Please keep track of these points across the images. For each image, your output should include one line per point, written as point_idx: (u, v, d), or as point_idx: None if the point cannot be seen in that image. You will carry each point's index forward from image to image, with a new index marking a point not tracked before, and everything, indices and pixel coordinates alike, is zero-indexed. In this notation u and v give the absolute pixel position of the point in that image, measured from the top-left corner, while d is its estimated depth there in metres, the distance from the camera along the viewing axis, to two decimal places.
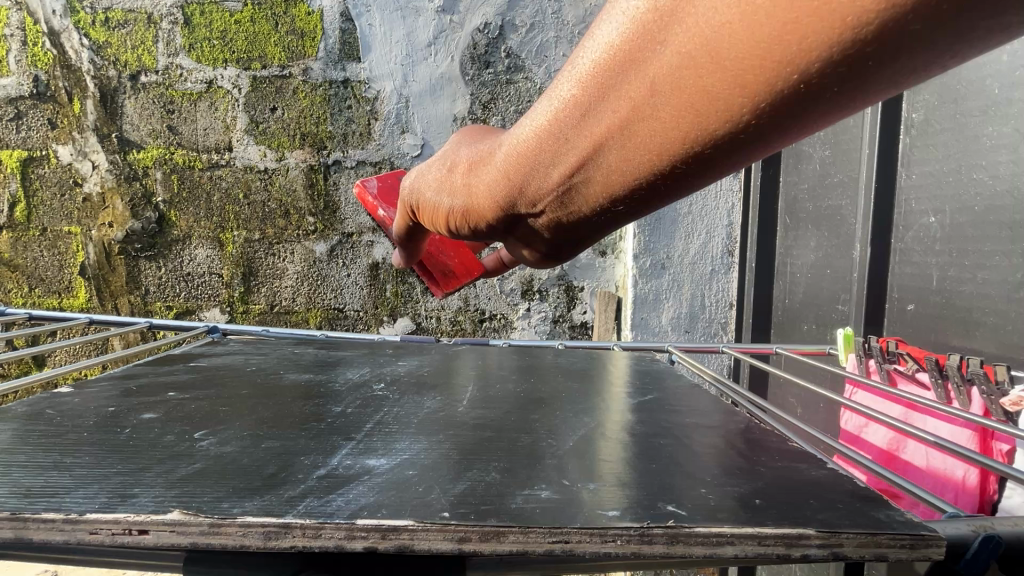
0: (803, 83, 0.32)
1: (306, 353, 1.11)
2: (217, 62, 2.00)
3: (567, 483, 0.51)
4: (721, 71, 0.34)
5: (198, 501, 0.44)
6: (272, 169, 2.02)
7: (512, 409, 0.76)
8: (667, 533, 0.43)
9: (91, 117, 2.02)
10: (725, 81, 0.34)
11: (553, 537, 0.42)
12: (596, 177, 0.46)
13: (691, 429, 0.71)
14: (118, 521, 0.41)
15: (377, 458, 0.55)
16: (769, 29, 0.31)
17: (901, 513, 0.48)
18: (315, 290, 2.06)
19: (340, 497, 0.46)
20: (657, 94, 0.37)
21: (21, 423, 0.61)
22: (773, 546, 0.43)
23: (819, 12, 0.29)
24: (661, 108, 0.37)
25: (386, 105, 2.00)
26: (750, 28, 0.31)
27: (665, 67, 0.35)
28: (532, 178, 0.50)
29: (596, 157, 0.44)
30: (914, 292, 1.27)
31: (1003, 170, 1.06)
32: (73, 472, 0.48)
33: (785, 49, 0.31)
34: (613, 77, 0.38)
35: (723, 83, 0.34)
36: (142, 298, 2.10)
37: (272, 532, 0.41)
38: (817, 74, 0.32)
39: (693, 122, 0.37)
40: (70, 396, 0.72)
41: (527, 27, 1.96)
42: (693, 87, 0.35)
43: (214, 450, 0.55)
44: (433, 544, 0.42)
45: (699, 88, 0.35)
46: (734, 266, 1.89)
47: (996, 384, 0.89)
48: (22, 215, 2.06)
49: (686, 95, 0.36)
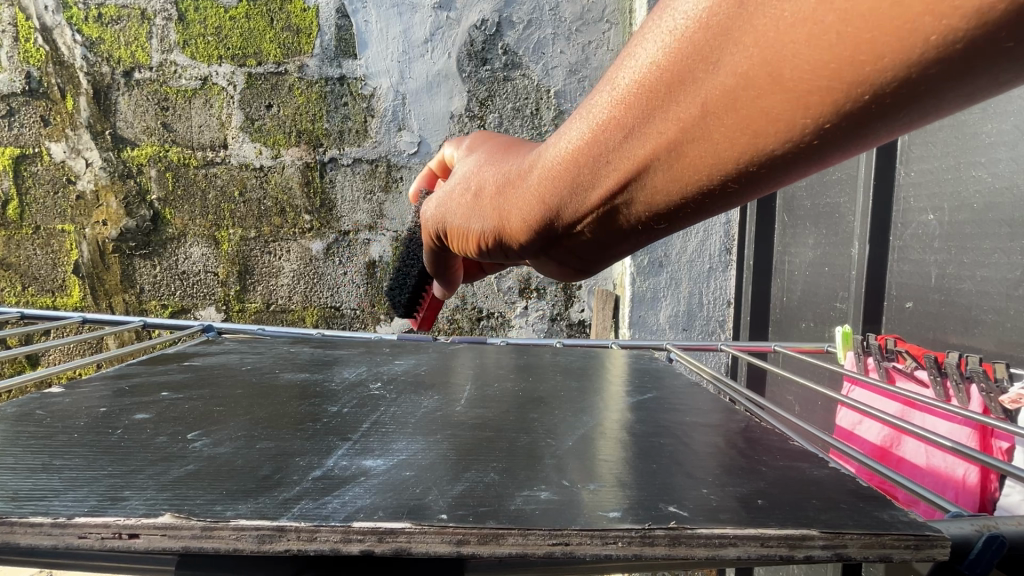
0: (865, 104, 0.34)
1: (302, 352, 1.10)
2: (212, 58, 1.99)
3: (566, 484, 0.50)
4: (767, 92, 0.37)
5: (191, 503, 0.43)
6: (268, 166, 2.01)
7: (510, 408, 0.75)
8: (669, 534, 0.42)
9: (85, 114, 2.00)
10: (782, 103, 0.37)
11: (553, 539, 0.42)
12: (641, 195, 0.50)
13: (690, 428, 0.70)
14: (108, 525, 0.40)
15: (374, 458, 0.54)
16: (831, 53, 0.33)
17: (905, 513, 0.47)
18: (311, 288, 2.05)
19: (336, 499, 0.45)
20: (690, 109, 0.41)
21: (11, 424, 0.60)
22: (775, 547, 0.43)
23: (891, 36, 0.31)
24: (712, 128, 0.41)
25: (383, 103, 1.98)
26: (812, 51, 0.34)
27: (720, 85, 0.38)
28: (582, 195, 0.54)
29: (639, 178, 0.48)
30: (913, 290, 1.26)
31: (1003, 167, 1.05)
32: (63, 474, 0.47)
33: (848, 76, 0.33)
34: (657, 100, 0.42)
35: (780, 104, 0.37)
36: (136, 296, 2.08)
37: (266, 536, 0.40)
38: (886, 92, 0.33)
39: (741, 144, 0.40)
40: (61, 397, 0.71)
41: (524, 24, 1.95)
42: (737, 118, 0.39)
43: (208, 451, 0.54)
44: (431, 546, 0.41)
45: (726, 110, 0.39)
46: (732, 263, 1.86)
47: (996, 382, 0.89)
48: (14, 213, 2.04)
49: (740, 116, 0.39)
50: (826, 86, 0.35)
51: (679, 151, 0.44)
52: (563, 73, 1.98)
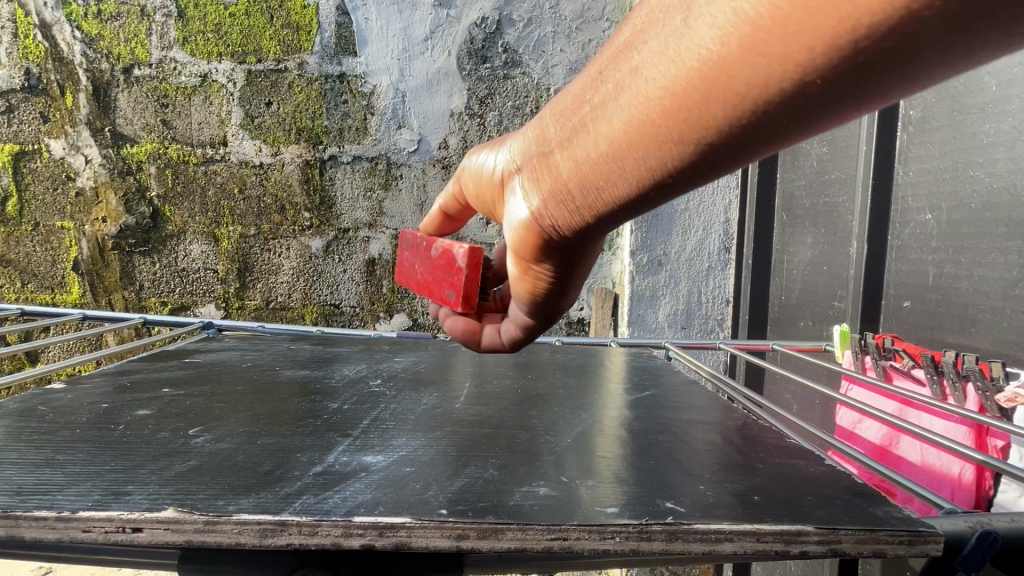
0: (851, 43, 0.33)
1: (303, 350, 1.10)
2: (212, 55, 1.99)
3: (565, 480, 0.51)
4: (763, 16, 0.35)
5: (193, 498, 0.43)
6: (267, 164, 2.01)
7: (510, 405, 0.76)
8: (666, 529, 0.43)
9: (84, 111, 2.00)
10: (767, 30, 0.35)
11: (552, 534, 0.42)
12: (611, 137, 0.47)
13: (687, 425, 0.71)
14: (112, 519, 0.40)
15: (375, 454, 0.55)
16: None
17: (899, 508, 0.48)
18: (310, 286, 2.05)
19: (336, 494, 0.45)
20: (684, 43, 0.39)
21: (13, 419, 0.60)
22: (771, 542, 0.43)
23: None
24: (696, 55, 0.39)
25: (383, 100, 1.98)
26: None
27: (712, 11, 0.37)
28: (565, 138, 0.52)
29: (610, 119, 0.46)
30: (911, 289, 1.27)
31: (1000, 167, 1.06)
32: (66, 470, 0.48)
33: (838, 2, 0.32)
34: (661, 26, 0.41)
35: (765, 31, 0.35)
36: (136, 293, 2.08)
37: (268, 530, 0.41)
38: (877, 31, 0.31)
39: (729, 78, 0.38)
40: (63, 393, 0.71)
41: (524, 22, 1.95)
42: (716, 63, 0.38)
43: (210, 447, 0.55)
44: (431, 541, 0.41)
45: (710, 44, 0.38)
46: (730, 262, 1.88)
47: (992, 380, 0.89)
48: (14, 210, 2.04)
49: (729, 46, 0.37)
50: (814, 20, 0.33)
51: (670, 92, 0.41)
52: (563, 71, 1.98)
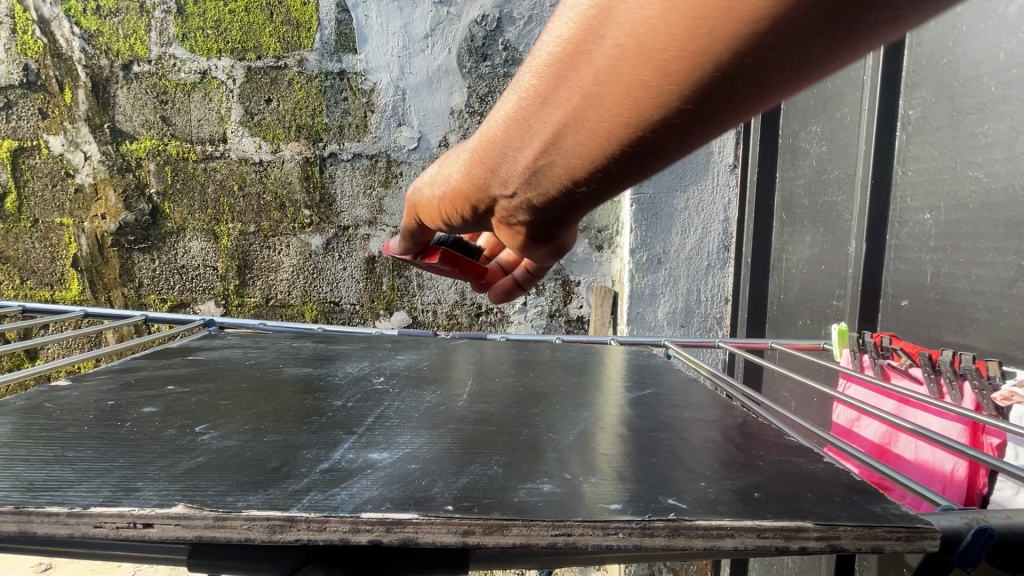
0: (746, 60, 0.30)
1: (305, 347, 1.11)
2: (211, 52, 1.98)
3: (568, 477, 0.51)
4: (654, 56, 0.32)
5: (203, 495, 0.44)
6: (267, 161, 2.01)
7: (512, 403, 0.77)
8: (669, 525, 0.44)
9: (83, 107, 2.00)
10: (659, 67, 0.32)
11: (557, 530, 0.43)
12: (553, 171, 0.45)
13: (688, 423, 0.71)
14: (123, 515, 0.41)
15: (380, 451, 0.56)
16: (700, 5, 0.29)
17: (896, 505, 0.49)
18: (310, 283, 2.05)
19: (343, 491, 0.46)
20: (584, 89, 0.36)
21: (20, 416, 0.61)
22: (772, 538, 0.44)
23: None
24: (604, 93, 0.36)
25: (383, 98, 1.98)
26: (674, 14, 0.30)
27: (605, 57, 0.34)
28: (498, 174, 0.49)
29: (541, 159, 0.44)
30: (909, 288, 1.28)
31: (998, 167, 1.06)
32: (75, 466, 0.48)
33: (724, 32, 0.29)
34: (561, 75, 0.37)
35: (657, 68, 0.32)
36: (135, 290, 2.08)
37: (277, 526, 0.41)
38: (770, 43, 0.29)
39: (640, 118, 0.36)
40: (68, 390, 0.72)
41: (525, 20, 1.95)
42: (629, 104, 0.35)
43: (217, 444, 0.55)
44: (437, 537, 0.42)
45: (616, 88, 0.35)
46: (729, 261, 1.90)
47: (988, 379, 0.91)
48: (12, 206, 2.04)
49: (627, 81, 0.34)
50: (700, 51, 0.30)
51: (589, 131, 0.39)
52: None
